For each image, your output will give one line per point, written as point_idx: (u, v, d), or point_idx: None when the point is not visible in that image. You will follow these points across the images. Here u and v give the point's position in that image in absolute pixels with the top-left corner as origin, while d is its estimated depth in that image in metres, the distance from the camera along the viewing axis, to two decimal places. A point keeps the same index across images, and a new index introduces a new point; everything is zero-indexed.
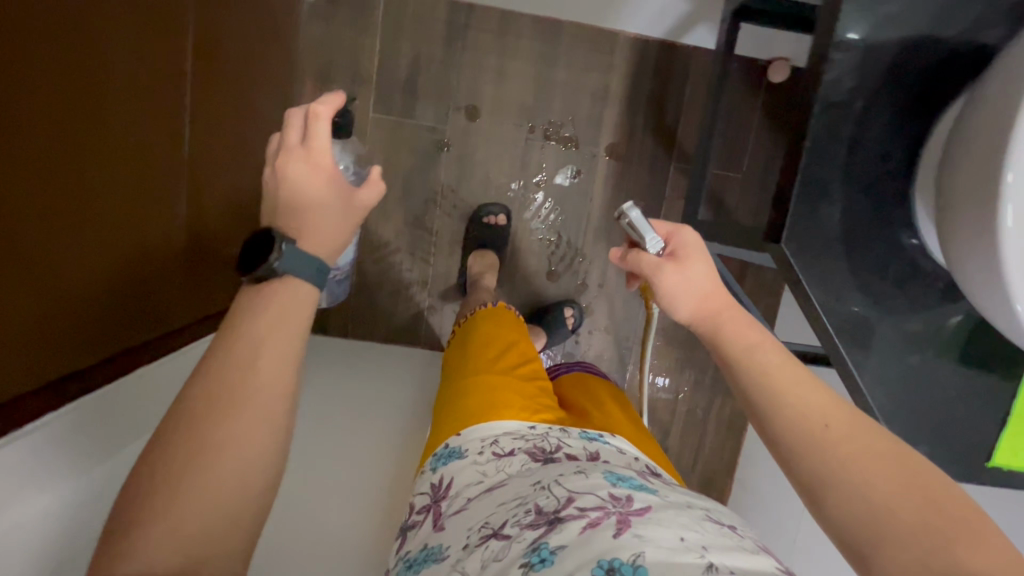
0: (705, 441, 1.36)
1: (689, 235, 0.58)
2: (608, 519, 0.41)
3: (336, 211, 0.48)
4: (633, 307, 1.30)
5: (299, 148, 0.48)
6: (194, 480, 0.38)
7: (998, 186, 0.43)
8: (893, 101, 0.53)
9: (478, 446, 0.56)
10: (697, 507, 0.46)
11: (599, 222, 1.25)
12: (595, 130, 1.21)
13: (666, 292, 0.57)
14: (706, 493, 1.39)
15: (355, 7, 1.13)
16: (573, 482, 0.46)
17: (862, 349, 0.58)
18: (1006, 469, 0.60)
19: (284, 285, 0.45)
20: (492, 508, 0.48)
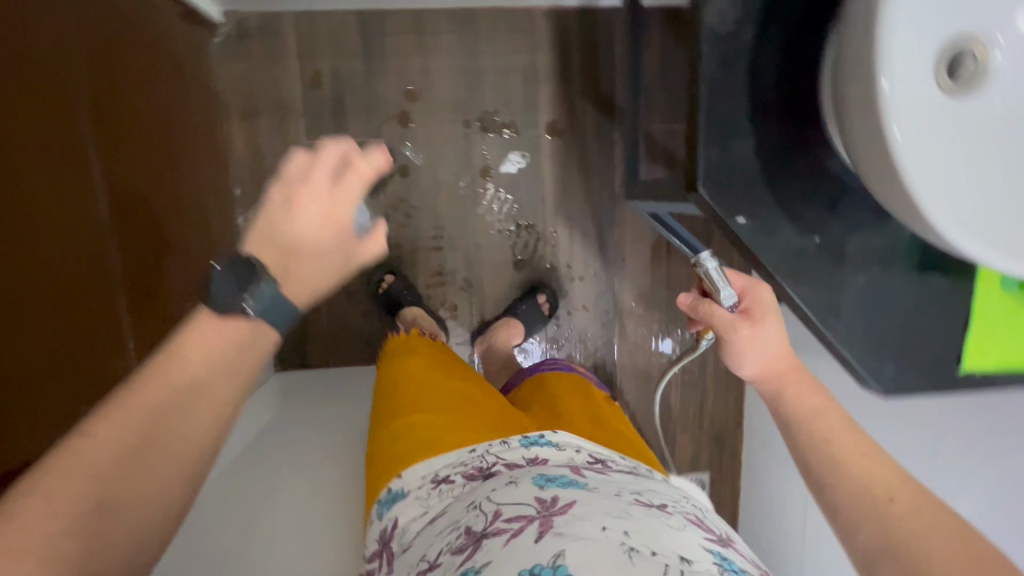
0: (707, 397, 1.35)
1: (765, 296, 0.64)
2: (531, 526, 0.40)
3: (324, 237, 0.45)
4: (608, 280, 1.28)
5: (292, 202, 0.44)
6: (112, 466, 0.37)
7: (878, 94, 0.44)
8: (782, 23, 0.52)
9: (419, 482, 0.56)
10: (628, 492, 0.45)
11: (555, 202, 1.23)
12: (532, 111, 1.19)
13: (737, 346, 0.63)
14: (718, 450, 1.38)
15: (267, 38, 1.12)
16: (503, 495, 0.45)
17: (804, 281, 0.57)
18: (978, 372, 0.59)
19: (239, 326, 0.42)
20: (432, 539, 0.47)
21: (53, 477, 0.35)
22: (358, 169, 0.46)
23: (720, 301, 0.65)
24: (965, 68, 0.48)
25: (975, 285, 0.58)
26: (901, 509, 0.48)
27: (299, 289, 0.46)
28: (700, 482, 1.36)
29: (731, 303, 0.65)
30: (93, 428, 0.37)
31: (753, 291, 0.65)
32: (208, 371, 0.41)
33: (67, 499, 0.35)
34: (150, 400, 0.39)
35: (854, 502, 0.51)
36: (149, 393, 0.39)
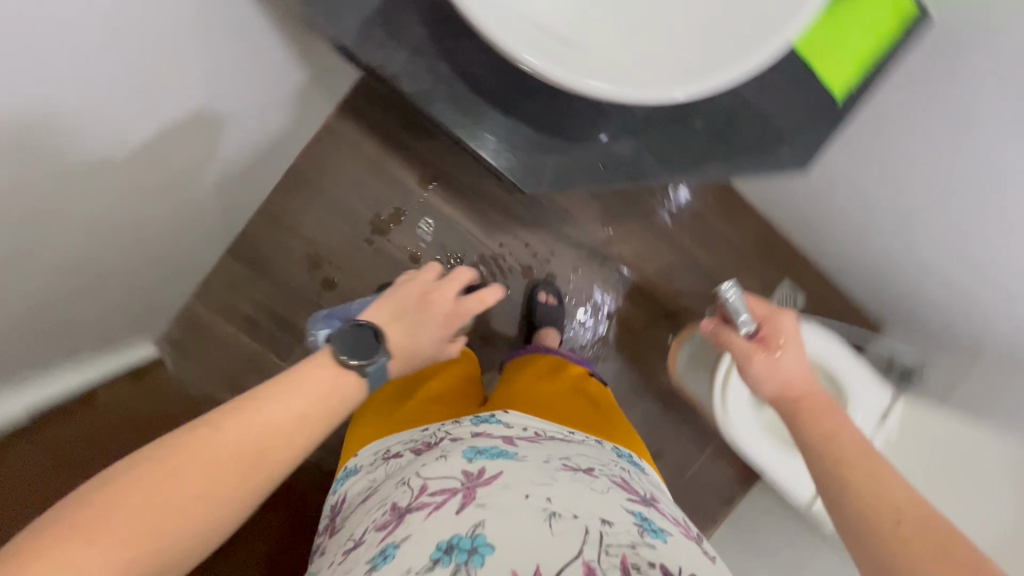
0: (728, 231, 1.38)
1: (786, 324, 0.77)
2: (455, 499, 0.55)
3: (429, 326, 0.74)
4: (573, 234, 1.32)
5: (428, 300, 0.75)
6: (198, 474, 0.49)
7: (531, 66, 0.50)
8: (456, 37, 0.62)
9: (370, 464, 0.75)
10: (557, 464, 0.62)
11: (481, 225, 1.28)
12: (399, 186, 1.24)
13: (756, 372, 0.76)
14: (775, 256, 1.40)
15: (196, 330, 1.24)
16: (429, 473, 0.60)
17: (642, 165, 0.68)
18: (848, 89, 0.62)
19: (354, 380, 0.62)
20: (365, 517, 0.61)
21: (201, 446, 0.50)
22: (484, 296, 0.80)
23: (740, 326, 0.79)
24: None
25: None
26: (906, 529, 0.53)
27: (403, 363, 0.70)
28: (784, 291, 1.41)
29: (750, 329, 0.79)
30: (221, 426, 0.52)
31: (775, 318, 0.78)
32: (312, 412, 0.58)
33: (188, 480, 0.48)
34: (263, 423, 0.54)
35: (863, 518, 0.56)
36: (269, 415, 0.55)
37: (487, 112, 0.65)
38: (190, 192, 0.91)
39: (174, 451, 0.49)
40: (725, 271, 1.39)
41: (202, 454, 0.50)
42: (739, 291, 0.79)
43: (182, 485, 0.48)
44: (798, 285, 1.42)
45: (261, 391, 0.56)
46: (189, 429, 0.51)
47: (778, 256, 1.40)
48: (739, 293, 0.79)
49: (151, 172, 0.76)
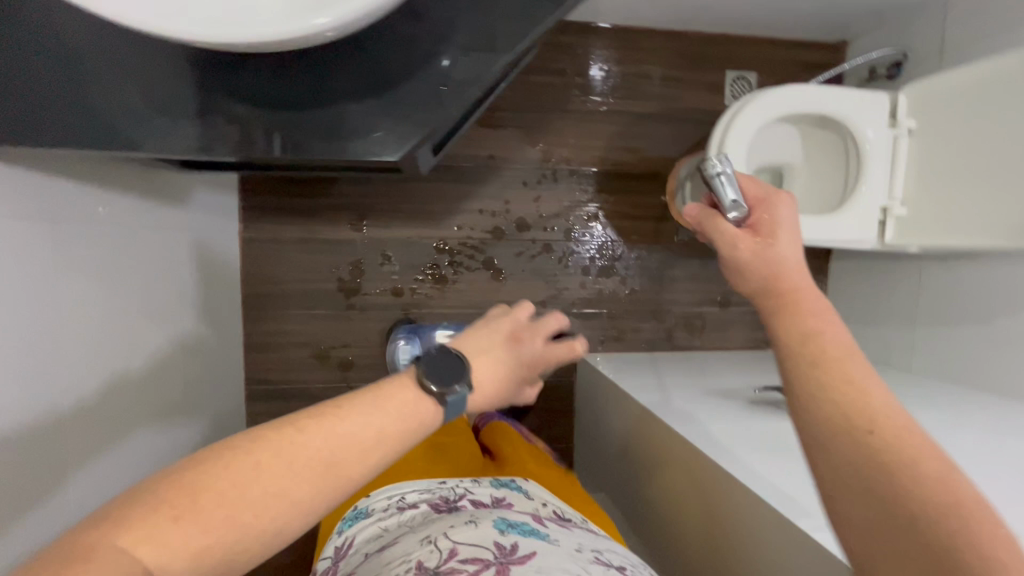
0: (646, 67, 1.30)
1: (786, 209, 0.57)
2: (488, 571, 0.52)
3: (507, 374, 0.49)
4: (515, 170, 1.27)
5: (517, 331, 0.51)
6: (270, 481, 0.35)
7: (255, 41, 0.45)
8: (226, 76, 0.55)
9: (382, 505, 0.72)
10: (588, 551, 0.59)
11: (432, 222, 1.24)
12: (341, 242, 1.21)
13: (741, 257, 0.54)
14: (702, 55, 1.32)
15: None
16: (460, 537, 0.58)
17: (498, 40, 0.56)
18: None
19: (424, 407, 0.43)
20: (378, 568, 0.57)
21: (281, 456, 0.36)
22: (570, 344, 0.53)
23: (727, 207, 0.58)
24: None
25: None
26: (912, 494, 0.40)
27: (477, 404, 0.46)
28: (730, 79, 1.34)
29: (738, 214, 0.58)
30: (308, 430, 0.38)
31: (769, 204, 0.58)
32: (404, 431, 0.41)
33: (261, 482, 0.35)
34: (346, 445, 0.38)
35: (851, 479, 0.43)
36: (353, 434, 0.39)
37: (309, 114, 0.56)
38: (175, 364, 0.90)
39: (238, 447, 0.36)
40: (669, 102, 1.32)
41: (270, 469, 0.36)
42: (730, 166, 0.59)
43: (247, 499, 0.35)
44: (740, 66, 1.34)
45: (363, 390, 0.42)
46: (264, 429, 0.38)
47: (704, 53, 1.32)
48: (731, 171, 0.58)
49: (125, 367, 0.73)
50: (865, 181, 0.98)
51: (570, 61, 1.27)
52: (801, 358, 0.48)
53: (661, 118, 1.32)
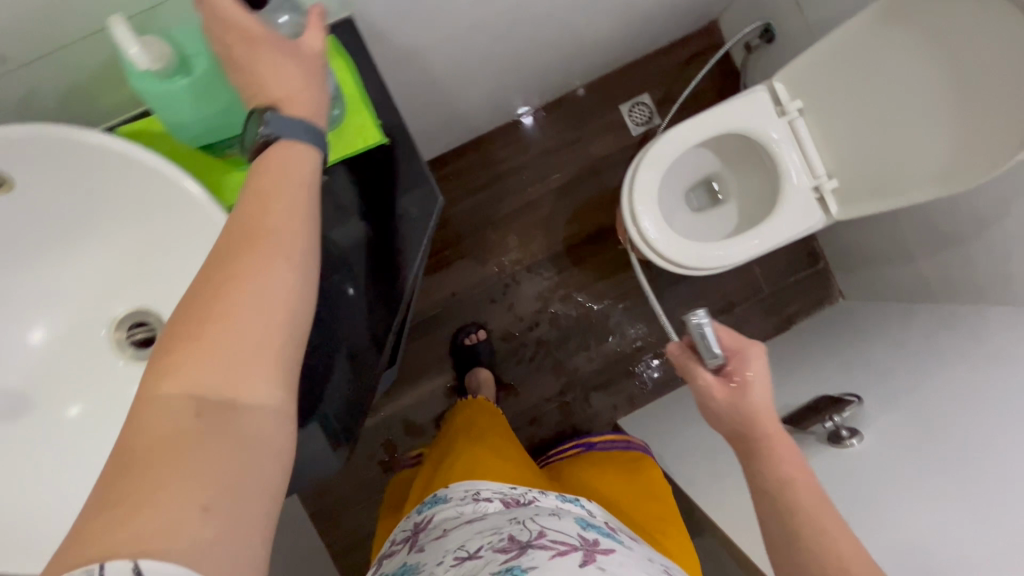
0: (548, 143, 1.36)
1: (760, 361, 0.60)
2: (576, 553, 0.50)
3: (297, 71, 0.45)
4: (481, 291, 1.33)
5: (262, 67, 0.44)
6: (218, 307, 0.37)
7: None
8: None
9: (461, 491, 0.65)
10: (654, 560, 0.57)
11: (435, 373, 1.31)
12: (368, 430, 1.29)
13: (719, 406, 0.61)
14: (593, 105, 1.36)
15: None
16: (549, 524, 0.54)
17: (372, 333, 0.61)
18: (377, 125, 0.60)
19: (282, 148, 0.44)
20: (467, 537, 0.55)
21: (218, 262, 0.39)
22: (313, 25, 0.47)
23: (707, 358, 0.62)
24: (140, 334, 0.54)
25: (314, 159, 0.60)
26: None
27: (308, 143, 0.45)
28: (629, 111, 1.36)
29: (719, 360, 0.61)
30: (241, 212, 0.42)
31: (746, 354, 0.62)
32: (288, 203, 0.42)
33: (198, 306, 0.37)
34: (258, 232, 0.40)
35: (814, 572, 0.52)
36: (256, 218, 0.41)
37: None
38: None
39: (187, 305, 0.38)
40: (584, 161, 1.36)
41: (229, 318, 0.37)
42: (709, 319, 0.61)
43: (200, 332, 0.37)
44: (631, 94, 1.36)
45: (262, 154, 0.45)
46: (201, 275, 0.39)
47: (593, 103, 1.36)
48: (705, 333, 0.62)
49: None
50: (786, 174, 0.98)
51: (482, 175, 1.35)
52: (769, 497, 0.56)
53: (583, 178, 1.36)
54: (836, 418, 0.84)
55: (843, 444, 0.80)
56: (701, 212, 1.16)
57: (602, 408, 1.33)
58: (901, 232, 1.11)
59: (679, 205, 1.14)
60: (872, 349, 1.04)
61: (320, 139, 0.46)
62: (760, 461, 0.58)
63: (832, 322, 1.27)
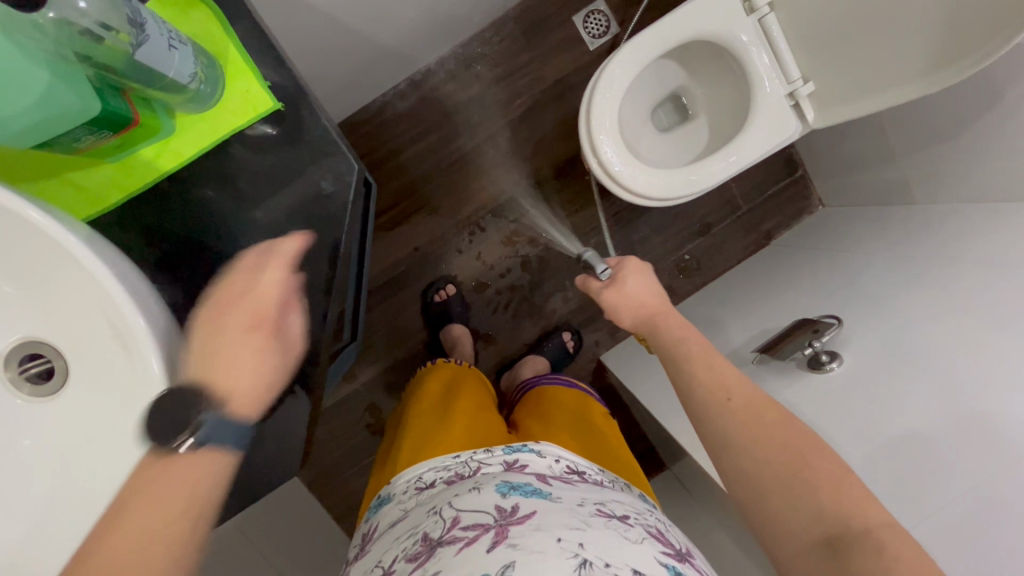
0: (497, 67, 1.22)
1: (634, 262, 0.74)
2: (487, 535, 0.41)
3: (270, 371, 0.45)
4: (445, 241, 1.26)
5: (253, 350, 0.44)
6: None
7: None
8: None
9: (402, 487, 0.59)
10: (590, 504, 0.46)
11: (409, 331, 1.27)
12: (349, 395, 1.27)
13: (612, 301, 0.73)
14: (542, 18, 1.21)
15: None
16: (464, 503, 0.46)
17: (298, 327, 0.53)
18: (266, 89, 0.51)
19: (203, 459, 0.41)
20: (393, 541, 0.48)
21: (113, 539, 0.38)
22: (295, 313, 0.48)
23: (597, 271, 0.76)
24: (38, 368, 0.48)
25: (191, 131, 0.50)
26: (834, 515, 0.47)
27: (252, 396, 0.44)
28: (583, 21, 1.22)
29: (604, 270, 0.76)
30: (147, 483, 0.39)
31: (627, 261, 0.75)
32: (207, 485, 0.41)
33: None
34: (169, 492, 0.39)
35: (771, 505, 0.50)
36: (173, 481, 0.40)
37: None
38: None
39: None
40: (539, 84, 1.24)
41: None
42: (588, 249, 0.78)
43: None
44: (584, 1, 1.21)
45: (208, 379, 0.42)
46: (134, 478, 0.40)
47: (542, 15, 1.21)
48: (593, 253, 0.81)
49: None
50: (759, 81, 0.88)
51: (429, 113, 1.22)
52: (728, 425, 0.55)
53: (543, 104, 1.24)
54: (815, 342, 0.80)
55: (824, 368, 0.78)
56: (669, 131, 1.06)
57: (585, 346, 1.31)
58: (884, 130, 1.04)
59: (645, 127, 1.04)
60: (851, 258, 1.00)
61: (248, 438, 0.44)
62: (658, 339, 0.67)
63: (813, 232, 1.22)
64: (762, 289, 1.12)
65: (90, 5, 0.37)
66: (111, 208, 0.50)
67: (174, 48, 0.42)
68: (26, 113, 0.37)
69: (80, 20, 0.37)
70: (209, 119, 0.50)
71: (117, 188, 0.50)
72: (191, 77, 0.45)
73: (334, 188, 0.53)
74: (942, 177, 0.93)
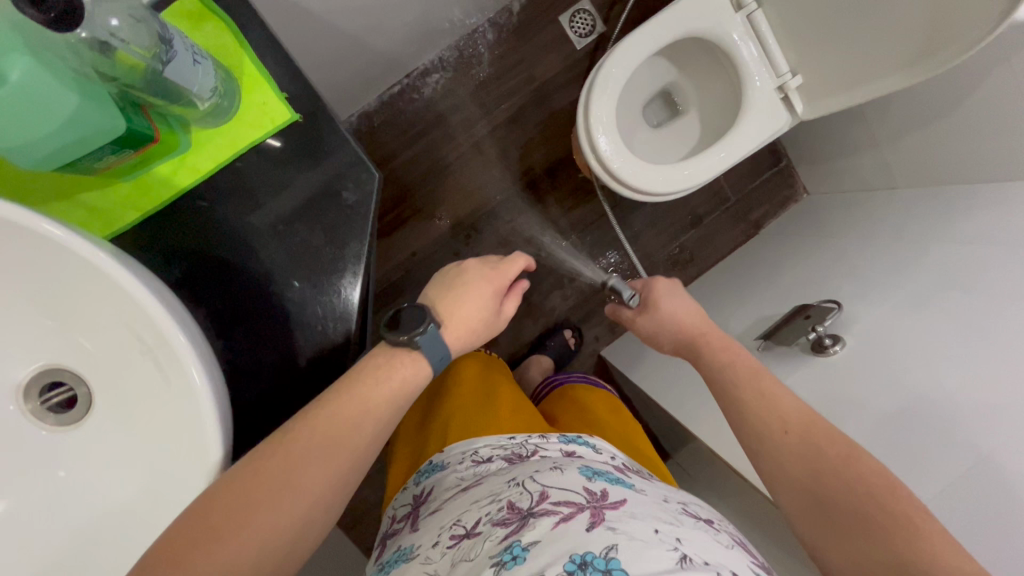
0: (486, 69, 1.22)
1: (661, 284, 0.75)
2: (582, 514, 0.40)
3: (478, 330, 0.55)
4: (442, 244, 1.25)
5: (474, 301, 0.55)
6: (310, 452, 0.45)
7: None
8: None
9: (456, 457, 0.59)
10: (674, 503, 0.46)
11: None
12: None
13: (647, 329, 0.75)
14: (528, 20, 1.22)
15: None
16: (550, 480, 0.45)
17: (322, 338, 0.52)
18: (282, 102, 0.50)
19: (410, 360, 0.51)
20: (466, 507, 0.47)
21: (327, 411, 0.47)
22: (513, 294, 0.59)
23: (627, 296, 0.80)
24: (58, 397, 0.47)
25: (208, 149, 0.49)
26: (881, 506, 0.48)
27: (456, 337, 0.54)
28: (569, 21, 1.23)
29: (633, 297, 0.79)
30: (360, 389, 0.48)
31: (653, 284, 0.77)
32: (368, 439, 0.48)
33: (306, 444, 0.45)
34: (342, 434, 0.47)
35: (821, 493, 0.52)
36: (346, 425, 0.47)
37: None
38: None
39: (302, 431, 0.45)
40: (528, 84, 1.24)
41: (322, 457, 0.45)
42: (612, 277, 0.81)
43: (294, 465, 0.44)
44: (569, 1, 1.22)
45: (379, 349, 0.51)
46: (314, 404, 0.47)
47: (528, 16, 1.22)
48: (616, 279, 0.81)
49: None
50: (749, 75, 0.90)
51: (420, 116, 1.22)
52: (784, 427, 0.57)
53: (532, 104, 1.25)
54: (819, 328, 0.82)
55: (828, 351, 0.81)
56: (662, 127, 1.08)
57: (585, 343, 1.32)
58: (865, 118, 1.07)
59: (638, 125, 1.06)
60: (842, 243, 1.03)
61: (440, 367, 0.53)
62: (699, 364, 0.68)
63: (801, 219, 1.26)
64: (757, 277, 1.14)
65: (120, 23, 0.37)
66: (125, 227, 0.49)
67: (198, 64, 0.41)
68: (54, 136, 0.36)
69: (106, 36, 0.36)
70: (225, 134, 0.49)
71: (132, 207, 0.49)
72: (211, 93, 0.45)
73: (356, 200, 0.52)
74: (925, 160, 0.97)
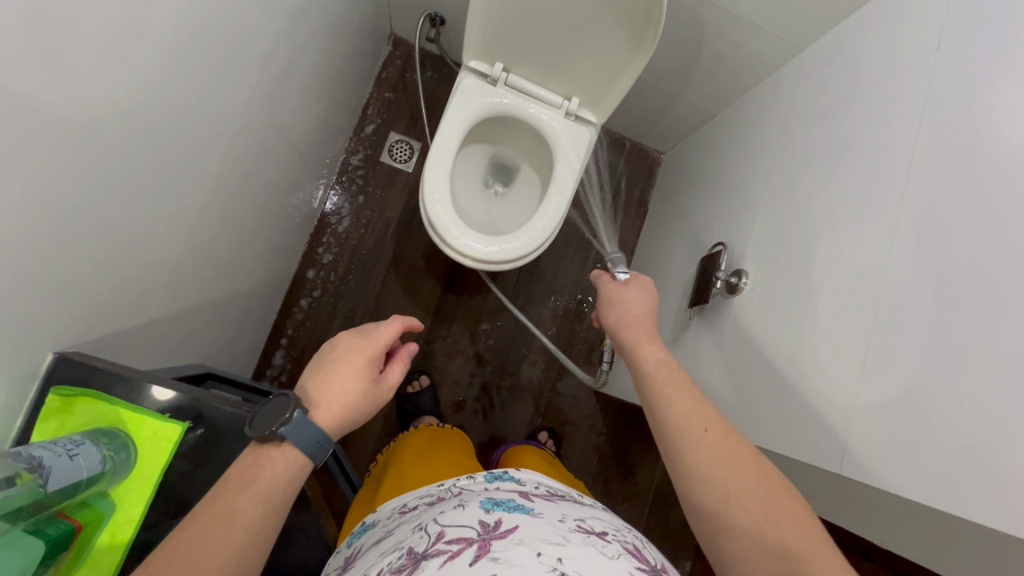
0: (352, 231, 1.33)
1: (648, 282, 0.74)
2: (469, 550, 0.40)
3: (360, 403, 0.54)
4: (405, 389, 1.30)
5: (348, 378, 0.53)
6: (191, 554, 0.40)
7: None
8: None
9: (388, 512, 0.61)
10: (570, 520, 0.46)
11: None
12: None
13: (605, 308, 0.73)
14: (360, 176, 1.35)
15: None
16: (449, 520, 0.46)
17: None
18: (164, 421, 0.56)
19: (279, 452, 0.48)
20: (374, 558, 0.47)
21: (211, 511, 0.43)
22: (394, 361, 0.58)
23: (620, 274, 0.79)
24: None
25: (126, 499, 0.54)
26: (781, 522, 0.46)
27: (327, 415, 0.51)
28: (391, 155, 1.36)
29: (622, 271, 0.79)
30: (244, 485, 0.45)
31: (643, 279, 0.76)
32: (238, 562, 0.42)
33: (191, 550, 0.41)
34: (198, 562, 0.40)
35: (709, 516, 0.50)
36: (201, 551, 0.41)
37: None
38: None
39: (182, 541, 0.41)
40: (391, 221, 1.35)
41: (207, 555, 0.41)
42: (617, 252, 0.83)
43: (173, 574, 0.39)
44: (381, 142, 1.36)
45: (248, 454, 0.48)
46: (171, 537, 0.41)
47: (359, 172, 1.35)
48: (622, 259, 0.82)
49: None
50: (542, 124, 1.03)
51: (321, 302, 1.30)
52: (687, 446, 0.53)
53: (406, 232, 1.35)
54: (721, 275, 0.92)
55: (739, 287, 0.89)
56: (509, 194, 1.18)
57: (575, 387, 1.36)
58: (656, 84, 1.22)
59: (488, 203, 1.16)
60: (708, 190, 1.13)
61: (323, 449, 0.50)
62: (632, 348, 0.66)
63: (670, 180, 1.37)
64: (667, 250, 1.23)
65: None
66: None
67: (75, 455, 0.49)
68: None
69: None
70: (136, 478, 0.55)
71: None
72: (102, 461, 0.52)
73: None
74: (731, 80, 1.10)
